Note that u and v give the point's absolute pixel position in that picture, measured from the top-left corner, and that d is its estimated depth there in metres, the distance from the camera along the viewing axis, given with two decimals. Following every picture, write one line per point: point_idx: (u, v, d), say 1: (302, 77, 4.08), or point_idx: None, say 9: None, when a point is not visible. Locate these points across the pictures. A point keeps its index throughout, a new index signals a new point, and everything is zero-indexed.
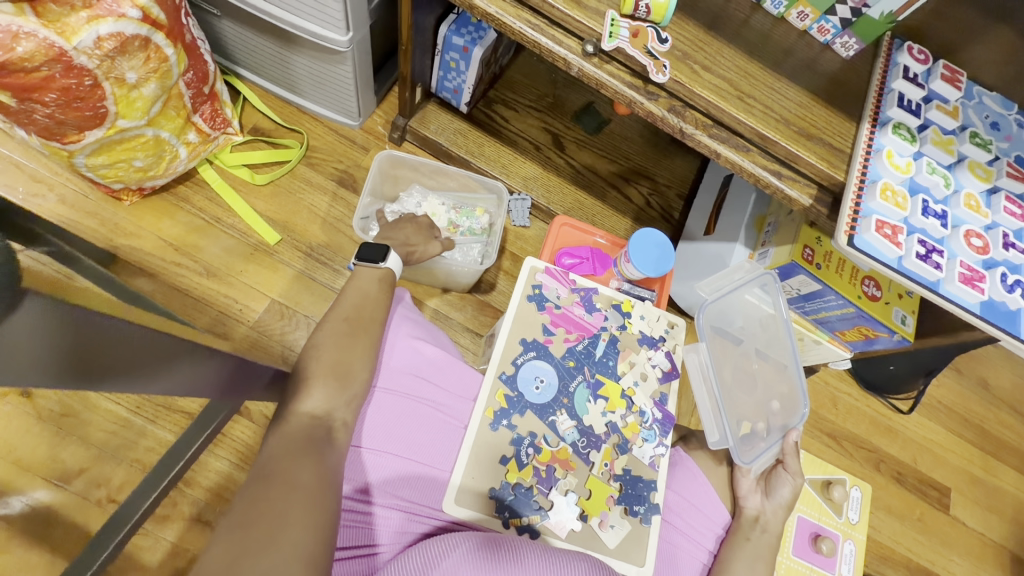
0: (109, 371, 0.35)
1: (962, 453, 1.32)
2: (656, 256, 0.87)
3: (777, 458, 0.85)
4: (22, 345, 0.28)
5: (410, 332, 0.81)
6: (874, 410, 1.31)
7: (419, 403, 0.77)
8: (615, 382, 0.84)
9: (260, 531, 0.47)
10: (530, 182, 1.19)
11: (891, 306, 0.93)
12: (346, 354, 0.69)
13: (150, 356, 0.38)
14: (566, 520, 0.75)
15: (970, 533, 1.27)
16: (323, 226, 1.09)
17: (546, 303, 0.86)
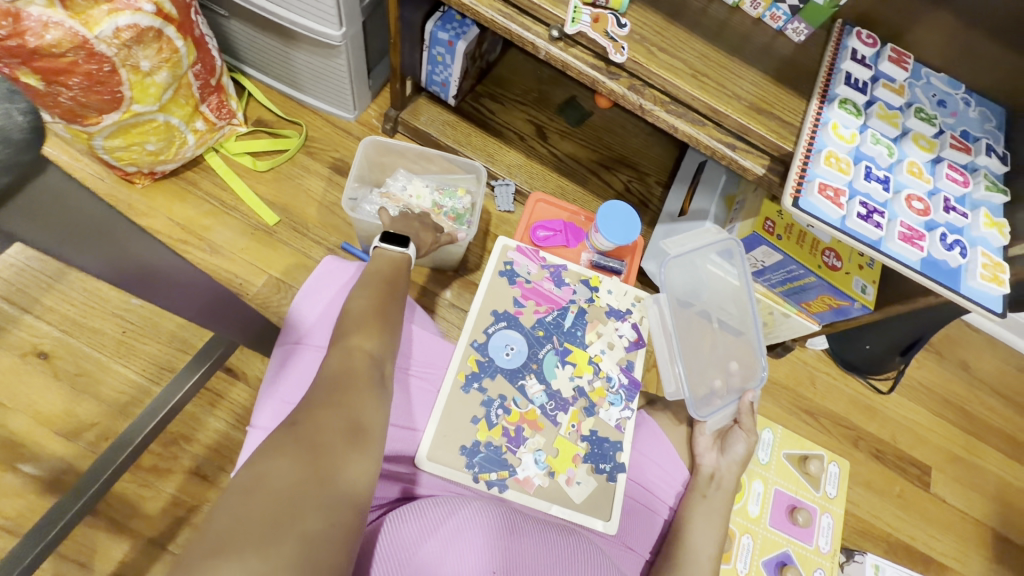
0: (124, 265, 0.45)
1: (942, 432, 1.34)
2: (624, 226, 0.93)
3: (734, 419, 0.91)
4: (74, 226, 0.38)
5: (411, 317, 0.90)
6: (852, 389, 1.34)
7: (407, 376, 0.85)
8: (582, 350, 0.91)
9: (327, 455, 0.54)
10: (514, 170, 1.26)
11: (852, 276, 0.98)
12: (385, 316, 0.73)
13: (153, 262, 0.48)
14: (533, 476, 0.81)
15: (951, 511, 1.28)
16: (320, 208, 1.17)
17: (517, 278, 0.93)
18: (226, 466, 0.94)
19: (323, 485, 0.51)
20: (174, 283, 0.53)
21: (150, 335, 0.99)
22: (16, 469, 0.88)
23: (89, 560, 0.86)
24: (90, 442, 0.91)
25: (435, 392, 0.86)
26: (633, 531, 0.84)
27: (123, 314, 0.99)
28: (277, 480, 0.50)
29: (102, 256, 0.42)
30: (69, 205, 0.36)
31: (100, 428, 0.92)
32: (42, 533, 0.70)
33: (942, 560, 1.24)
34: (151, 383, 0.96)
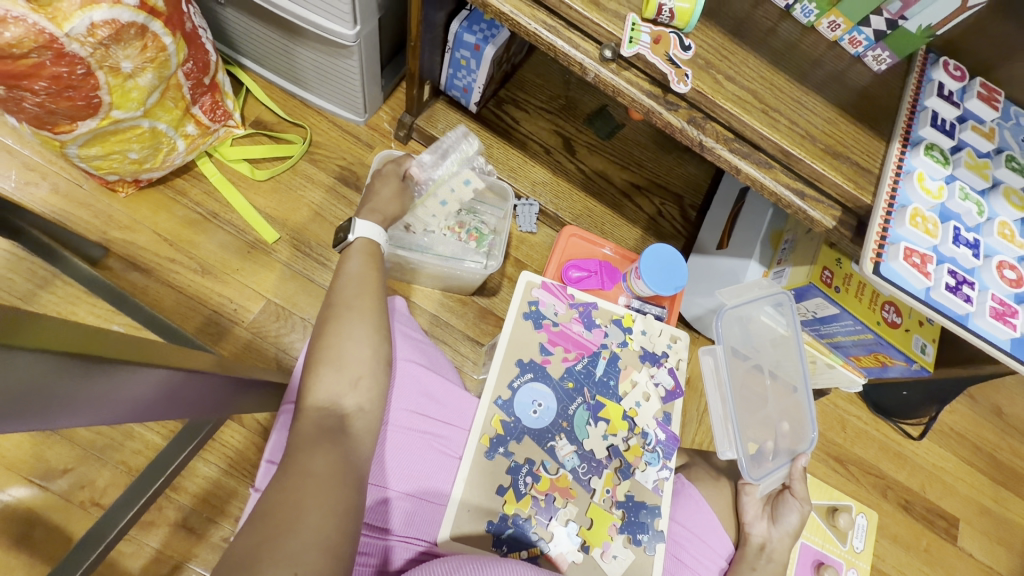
0: (110, 397, 0.43)
1: (971, 482, 1.27)
2: (667, 272, 0.82)
3: (784, 482, 0.84)
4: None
5: (418, 359, 0.79)
6: (884, 435, 1.26)
7: (420, 435, 0.75)
8: (616, 404, 0.81)
9: (280, 520, 0.49)
10: (538, 187, 1.15)
11: (911, 333, 0.89)
12: (341, 347, 0.65)
13: (138, 383, 0.44)
14: (566, 552, 0.73)
15: (977, 565, 1.23)
16: (323, 225, 1.05)
17: (543, 320, 0.83)
18: (216, 517, 0.86)
19: (285, 542, 0.48)
20: (180, 392, 0.51)
21: None
22: None
23: None
24: (64, 490, 0.82)
25: (447, 454, 0.76)
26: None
27: None
28: (235, 557, 0.47)
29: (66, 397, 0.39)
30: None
31: (75, 474, 0.83)
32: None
33: None
34: (133, 425, 0.86)
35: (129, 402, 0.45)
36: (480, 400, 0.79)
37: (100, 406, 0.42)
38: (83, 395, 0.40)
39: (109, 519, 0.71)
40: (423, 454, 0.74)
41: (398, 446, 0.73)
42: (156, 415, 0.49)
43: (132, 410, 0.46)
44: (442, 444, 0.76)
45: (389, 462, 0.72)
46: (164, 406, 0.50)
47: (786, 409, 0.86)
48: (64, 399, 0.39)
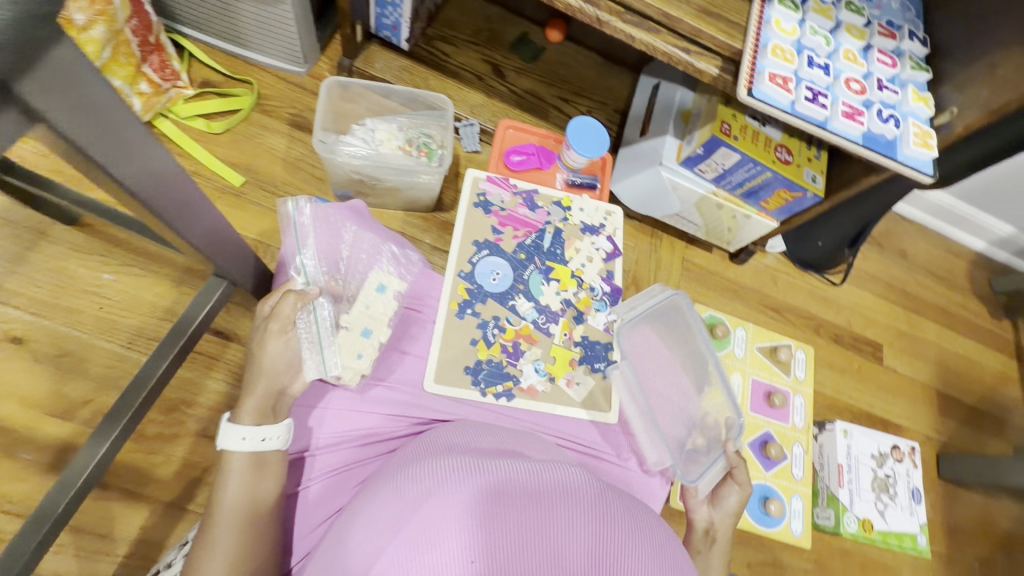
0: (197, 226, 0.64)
1: (888, 312, 1.48)
2: (593, 139, 0.96)
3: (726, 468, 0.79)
4: (157, 168, 0.54)
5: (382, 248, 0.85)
6: (810, 285, 1.45)
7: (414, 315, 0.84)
8: (564, 267, 0.90)
9: None
10: (476, 109, 1.27)
11: (802, 168, 1.06)
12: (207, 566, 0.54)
13: (211, 223, 0.67)
14: (536, 383, 0.81)
15: (901, 378, 1.43)
16: (285, 165, 1.15)
17: (491, 208, 0.92)
18: None
19: None
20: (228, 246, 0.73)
21: (132, 308, 0.96)
22: (15, 455, 0.86)
23: (109, 530, 0.86)
24: (88, 418, 0.90)
25: (429, 326, 0.84)
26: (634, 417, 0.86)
27: (96, 291, 0.95)
28: None
29: (182, 212, 0.60)
30: (148, 153, 0.52)
31: (96, 404, 0.90)
32: (71, 479, 0.71)
33: (898, 419, 1.39)
34: (141, 355, 0.94)
35: (205, 237, 0.67)
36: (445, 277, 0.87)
37: (197, 229, 0.64)
38: (189, 210, 0.61)
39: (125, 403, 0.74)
40: (407, 326, 0.83)
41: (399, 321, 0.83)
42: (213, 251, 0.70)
43: (201, 239, 0.66)
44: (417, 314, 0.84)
45: (403, 331, 0.82)
46: (217, 254, 0.72)
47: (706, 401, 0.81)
48: (181, 207, 0.60)
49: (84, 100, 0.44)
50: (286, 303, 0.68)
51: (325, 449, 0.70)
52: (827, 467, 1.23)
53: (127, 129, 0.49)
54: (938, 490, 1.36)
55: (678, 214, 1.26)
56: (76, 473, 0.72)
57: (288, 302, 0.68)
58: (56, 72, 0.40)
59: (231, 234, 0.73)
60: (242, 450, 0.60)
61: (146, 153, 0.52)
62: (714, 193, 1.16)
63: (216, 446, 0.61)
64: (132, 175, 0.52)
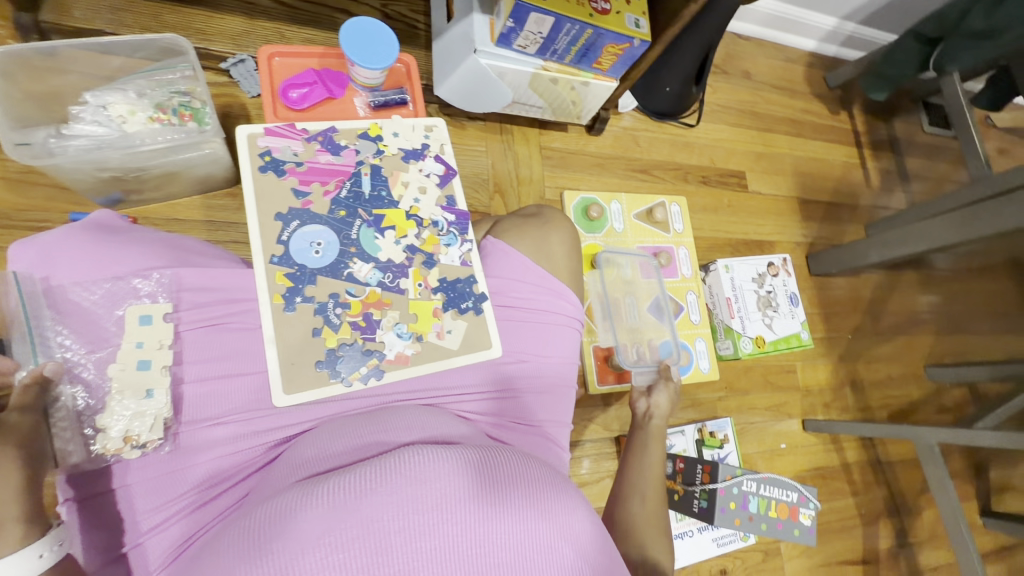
0: None
1: (744, 139, 1.51)
2: (377, 44, 0.78)
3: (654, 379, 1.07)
4: None
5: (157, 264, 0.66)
6: (670, 134, 1.42)
7: (227, 330, 0.67)
8: (396, 209, 0.78)
9: None
10: (242, 39, 1.01)
11: (622, 14, 0.95)
12: None
13: None
14: (404, 350, 0.72)
15: (767, 197, 1.51)
16: (9, 186, 0.87)
17: (284, 166, 0.75)
18: None
19: None
20: None
21: None
22: None
23: None
24: None
25: (252, 333, 0.68)
26: (522, 342, 0.79)
27: None
28: None
29: None
30: None
31: None
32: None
33: (771, 237, 1.49)
34: None
35: None
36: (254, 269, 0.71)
37: None
38: None
39: None
40: (213, 344, 0.66)
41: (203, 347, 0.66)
42: None
43: None
44: (234, 325, 0.68)
45: (213, 354, 0.66)
46: None
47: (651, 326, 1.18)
48: None
49: None
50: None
51: (153, 531, 0.59)
52: (718, 303, 1.30)
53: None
54: (812, 285, 1.51)
55: (516, 101, 1.14)
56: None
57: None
58: None
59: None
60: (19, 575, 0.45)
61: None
62: (544, 68, 1.03)
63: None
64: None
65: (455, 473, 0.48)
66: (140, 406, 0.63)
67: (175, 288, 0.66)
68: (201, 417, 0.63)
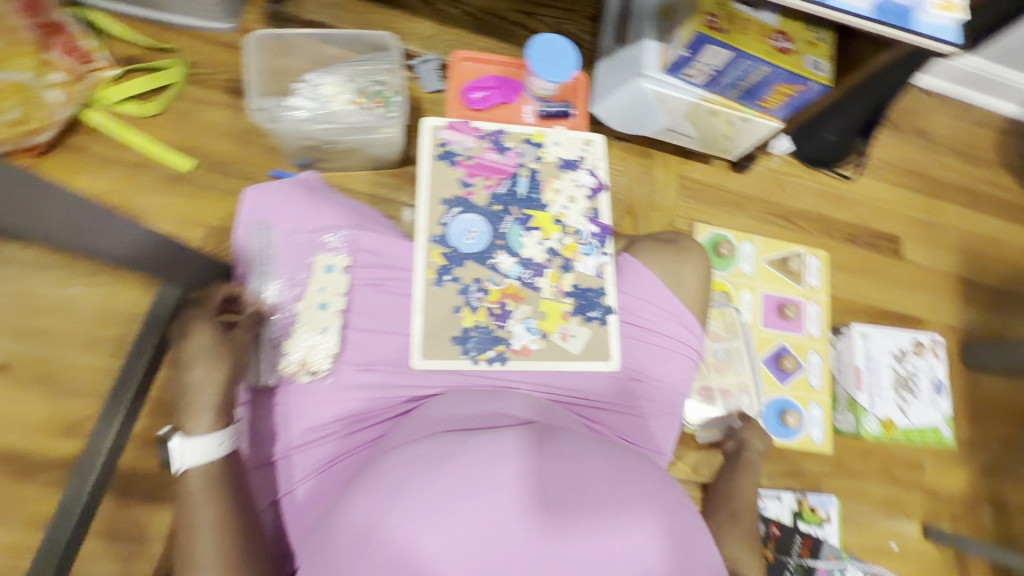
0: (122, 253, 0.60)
1: (906, 202, 1.37)
2: (558, 60, 0.84)
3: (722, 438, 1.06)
4: None
5: (343, 225, 0.78)
6: (821, 184, 1.34)
7: (388, 292, 0.77)
8: (545, 212, 0.82)
9: None
10: (430, 42, 1.13)
11: (803, 55, 0.92)
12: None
13: None
14: (529, 343, 0.76)
15: (922, 269, 1.36)
16: (233, 140, 1.05)
17: (456, 158, 0.83)
18: None
19: None
20: None
21: (107, 318, 0.93)
22: (33, 476, 0.88)
23: (142, 532, 0.91)
24: None
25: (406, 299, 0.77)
26: (638, 361, 0.81)
27: None
28: None
29: None
30: None
31: None
32: (86, 469, 0.81)
33: (920, 314, 1.33)
34: None
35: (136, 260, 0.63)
36: (415, 244, 0.79)
37: None
38: None
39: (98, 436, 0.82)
40: (374, 301, 0.76)
41: (367, 302, 0.76)
42: None
43: None
44: (393, 288, 0.78)
45: (373, 310, 0.76)
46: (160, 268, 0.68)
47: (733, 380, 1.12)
48: None
49: None
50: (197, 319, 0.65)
51: (300, 447, 0.68)
52: (845, 371, 1.20)
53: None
54: (961, 377, 1.33)
55: (669, 128, 1.15)
56: (87, 470, 0.81)
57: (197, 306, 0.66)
58: None
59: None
60: (203, 457, 0.61)
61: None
62: (705, 99, 1.03)
63: (180, 466, 0.60)
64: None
65: (579, 456, 0.50)
66: (316, 339, 0.73)
67: (354, 246, 0.78)
68: (355, 361, 0.73)
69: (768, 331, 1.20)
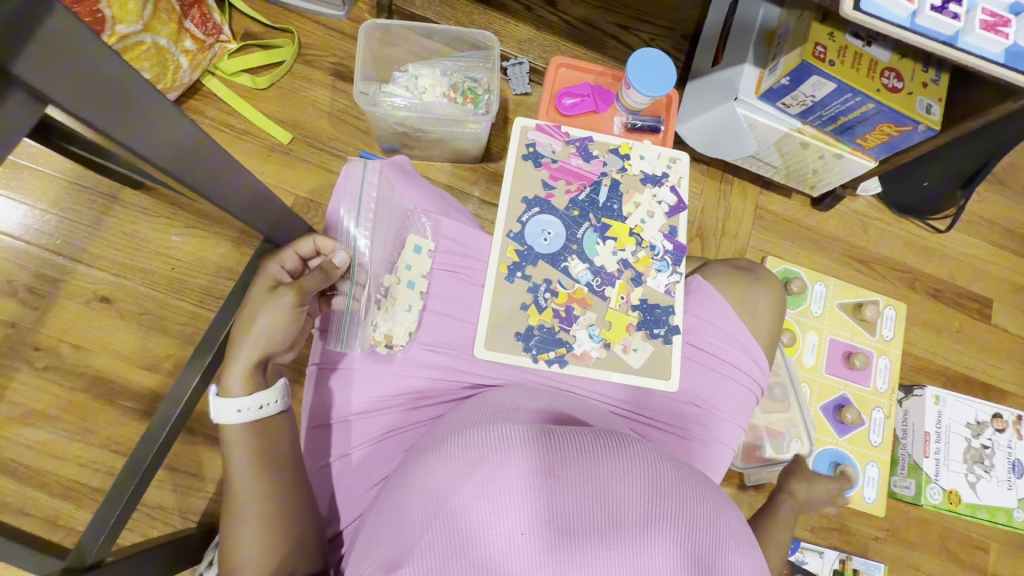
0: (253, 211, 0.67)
1: (1004, 264, 1.28)
2: (657, 75, 0.84)
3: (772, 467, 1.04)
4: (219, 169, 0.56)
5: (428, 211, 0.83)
6: (909, 233, 1.27)
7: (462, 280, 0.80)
8: (622, 223, 0.82)
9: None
10: (525, 45, 1.16)
11: (914, 96, 0.88)
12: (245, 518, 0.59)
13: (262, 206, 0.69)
14: (590, 350, 0.76)
15: (1013, 339, 1.26)
16: (330, 119, 1.12)
17: (542, 159, 0.85)
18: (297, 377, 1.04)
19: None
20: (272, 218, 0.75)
21: (199, 269, 1.00)
22: (115, 402, 0.95)
23: (199, 470, 0.98)
24: (170, 371, 0.98)
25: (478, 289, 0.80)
26: (697, 386, 0.79)
27: (167, 253, 1.00)
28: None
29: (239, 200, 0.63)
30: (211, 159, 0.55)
31: (176, 357, 0.99)
32: (155, 435, 0.82)
33: (1004, 385, 1.23)
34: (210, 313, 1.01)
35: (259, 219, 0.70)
36: (492, 238, 0.82)
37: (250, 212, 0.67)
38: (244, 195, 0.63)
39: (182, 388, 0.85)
40: (447, 287, 0.80)
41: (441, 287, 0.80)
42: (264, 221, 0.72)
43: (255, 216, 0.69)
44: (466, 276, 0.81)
45: (446, 295, 0.79)
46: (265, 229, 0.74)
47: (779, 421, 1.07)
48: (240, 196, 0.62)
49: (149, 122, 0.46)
50: (262, 278, 0.65)
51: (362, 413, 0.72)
52: (910, 435, 1.13)
53: (169, 117, 0.47)
54: None
55: (754, 156, 1.12)
56: (159, 427, 0.83)
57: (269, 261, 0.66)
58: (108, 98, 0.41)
59: (270, 196, 0.70)
60: (229, 421, 0.60)
61: (188, 137, 0.50)
62: (799, 130, 1.00)
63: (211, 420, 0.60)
64: (177, 163, 0.51)
65: (648, 463, 0.48)
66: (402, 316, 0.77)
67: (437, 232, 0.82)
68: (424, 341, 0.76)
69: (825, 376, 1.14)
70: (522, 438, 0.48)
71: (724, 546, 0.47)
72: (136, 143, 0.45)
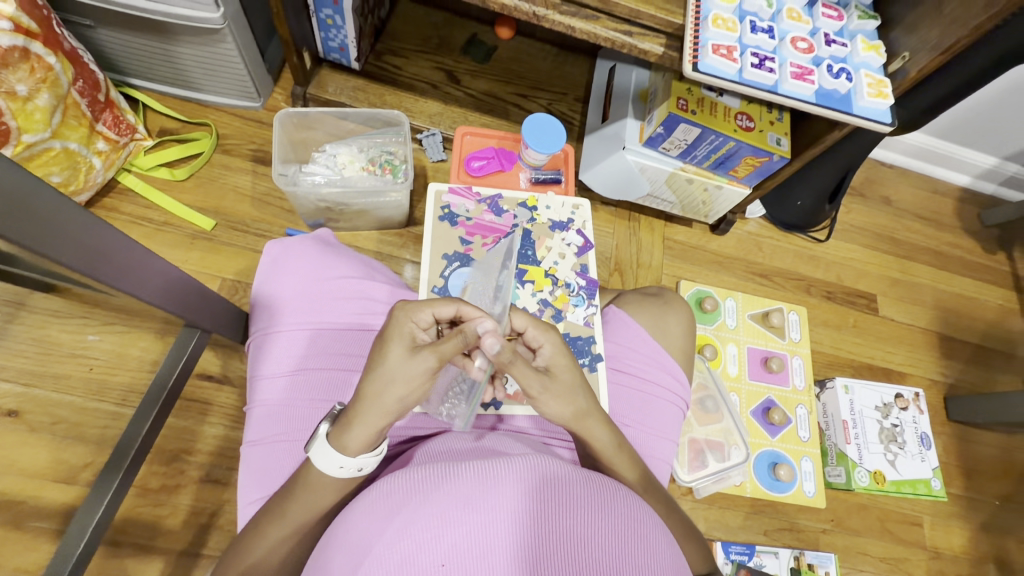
0: (175, 301, 0.71)
1: (877, 262, 1.47)
2: (548, 135, 0.96)
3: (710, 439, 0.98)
4: (135, 261, 0.61)
5: (350, 274, 0.85)
6: (797, 245, 1.44)
7: None
8: (537, 267, 0.90)
9: None
10: (435, 118, 1.26)
11: (766, 132, 1.04)
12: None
13: (185, 293, 0.73)
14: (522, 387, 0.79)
15: (900, 326, 1.42)
16: (252, 202, 1.15)
17: (457, 219, 0.92)
18: (234, 465, 1.00)
19: None
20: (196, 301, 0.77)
21: (120, 366, 0.97)
22: (26, 525, 0.90)
23: None
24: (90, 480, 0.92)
25: None
26: (627, 409, 0.85)
27: (83, 354, 0.96)
28: None
29: (161, 290, 0.67)
30: (125, 254, 0.59)
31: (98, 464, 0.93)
32: (70, 548, 0.80)
33: (901, 368, 1.38)
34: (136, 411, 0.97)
35: (182, 306, 0.73)
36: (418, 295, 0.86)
37: (173, 301, 0.70)
38: (166, 285, 0.67)
39: (91, 507, 0.83)
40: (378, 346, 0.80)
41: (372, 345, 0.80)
42: (187, 305, 0.74)
43: (179, 303, 0.72)
44: None
45: None
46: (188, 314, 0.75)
47: (714, 431, 1.13)
48: (162, 286, 0.66)
49: (63, 228, 0.51)
50: (393, 334, 0.58)
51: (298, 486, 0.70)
52: (832, 425, 1.23)
53: (52, 208, 0.49)
54: (948, 432, 1.35)
55: (651, 194, 1.26)
56: (74, 542, 0.81)
57: (400, 313, 0.59)
58: (10, 204, 0.46)
59: (185, 281, 0.72)
60: (327, 470, 0.57)
61: (78, 225, 0.52)
62: (681, 169, 1.15)
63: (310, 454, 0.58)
64: (71, 252, 0.52)
65: (578, 489, 0.49)
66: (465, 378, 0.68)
67: (362, 294, 0.83)
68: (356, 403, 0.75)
69: (750, 382, 1.24)
70: (439, 476, 0.47)
71: (641, 542, 0.49)
72: (25, 240, 0.47)
